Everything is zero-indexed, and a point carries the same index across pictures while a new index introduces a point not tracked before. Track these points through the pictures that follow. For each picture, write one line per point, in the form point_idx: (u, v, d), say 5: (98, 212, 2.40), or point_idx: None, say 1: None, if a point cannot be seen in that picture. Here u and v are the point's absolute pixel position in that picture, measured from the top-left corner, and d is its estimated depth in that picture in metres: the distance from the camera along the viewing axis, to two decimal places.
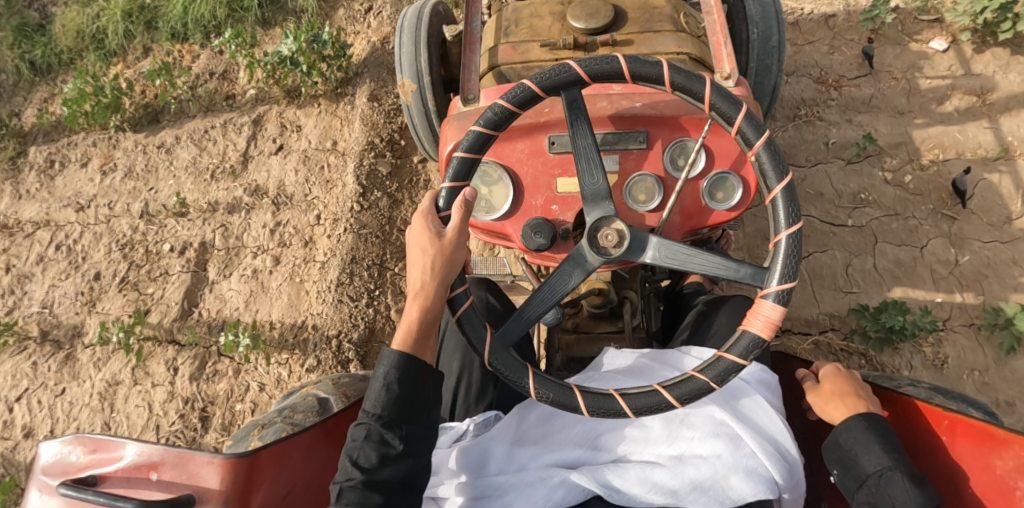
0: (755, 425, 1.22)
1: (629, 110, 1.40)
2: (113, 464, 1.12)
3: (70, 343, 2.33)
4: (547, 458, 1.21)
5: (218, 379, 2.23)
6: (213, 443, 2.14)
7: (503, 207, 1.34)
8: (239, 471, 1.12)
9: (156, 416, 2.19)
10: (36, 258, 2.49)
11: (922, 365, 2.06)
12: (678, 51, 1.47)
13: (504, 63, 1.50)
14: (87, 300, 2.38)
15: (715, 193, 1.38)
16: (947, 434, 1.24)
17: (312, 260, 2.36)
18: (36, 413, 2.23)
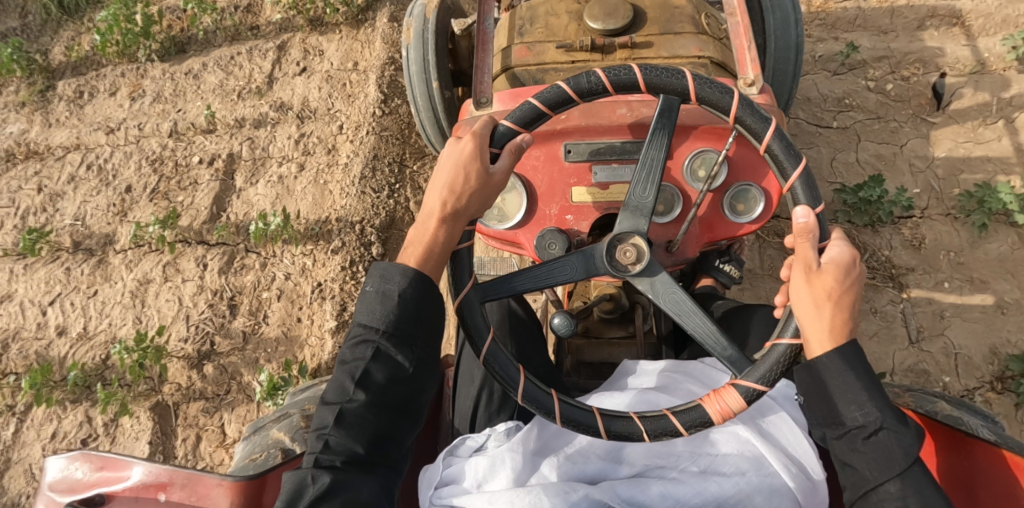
0: (779, 441, 1.26)
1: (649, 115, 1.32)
2: (120, 483, 1.11)
3: (102, 251, 2.43)
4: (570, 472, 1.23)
5: (246, 273, 2.36)
6: (242, 328, 2.28)
7: (516, 216, 1.39)
8: (249, 493, 1.13)
9: (186, 307, 2.31)
10: (67, 177, 2.56)
11: (901, 245, 2.21)
12: (700, 54, 1.50)
13: (518, 63, 1.53)
14: (119, 210, 2.47)
15: (736, 205, 1.40)
16: (966, 454, 1.24)
17: (335, 164, 2.47)
18: (69, 313, 2.34)
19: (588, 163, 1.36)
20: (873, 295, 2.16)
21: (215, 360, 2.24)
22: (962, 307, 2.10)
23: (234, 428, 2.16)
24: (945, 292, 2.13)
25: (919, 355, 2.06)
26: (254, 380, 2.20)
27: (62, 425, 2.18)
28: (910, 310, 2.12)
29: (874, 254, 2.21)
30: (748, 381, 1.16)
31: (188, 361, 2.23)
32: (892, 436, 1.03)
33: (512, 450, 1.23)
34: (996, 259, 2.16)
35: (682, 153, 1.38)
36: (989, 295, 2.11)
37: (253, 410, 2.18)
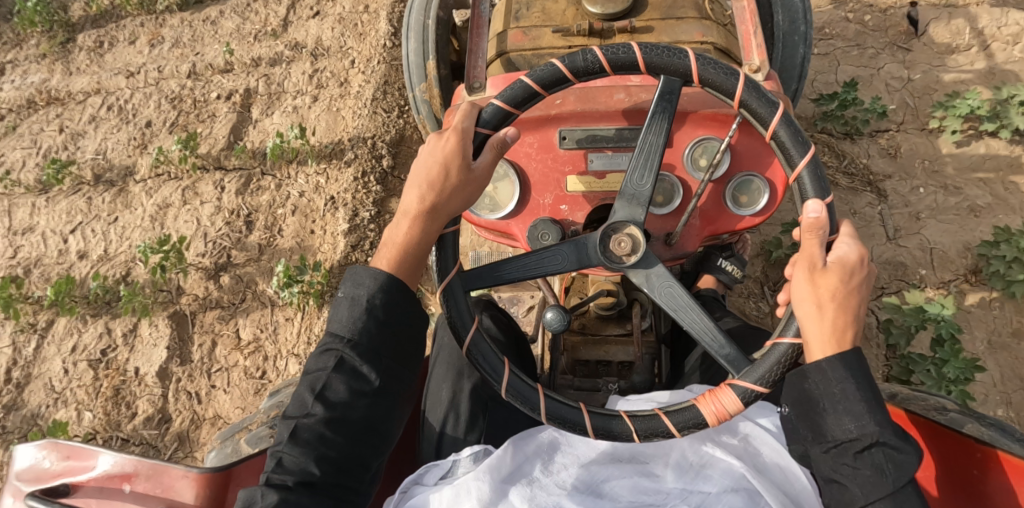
0: (750, 461, 1.27)
1: (644, 100, 1.39)
2: (86, 473, 1.18)
3: (123, 181, 2.59)
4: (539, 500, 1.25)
5: (261, 194, 2.52)
6: (257, 241, 2.44)
7: (509, 204, 1.46)
8: (212, 487, 1.19)
9: (204, 226, 2.47)
10: (89, 118, 2.74)
11: (878, 154, 2.44)
12: (702, 39, 1.52)
13: (512, 50, 1.55)
14: (139, 144, 2.64)
15: (738, 197, 1.43)
16: (978, 469, 1.25)
17: (348, 95, 2.63)
18: (91, 239, 2.48)
19: (583, 152, 1.43)
20: (852, 198, 2.39)
21: (231, 271, 2.40)
22: (938, 211, 2.31)
23: (248, 332, 2.32)
24: (920, 197, 2.35)
25: (896, 249, 2.27)
26: (267, 288, 2.37)
27: (81, 339, 2.32)
28: (887, 211, 2.34)
29: (852, 162, 2.44)
30: (747, 382, 1.18)
31: (206, 272, 2.40)
32: (892, 457, 1.02)
33: (477, 479, 1.26)
34: (967, 165, 2.36)
35: (683, 141, 1.41)
36: (962, 200, 2.31)
37: (267, 314, 2.34)
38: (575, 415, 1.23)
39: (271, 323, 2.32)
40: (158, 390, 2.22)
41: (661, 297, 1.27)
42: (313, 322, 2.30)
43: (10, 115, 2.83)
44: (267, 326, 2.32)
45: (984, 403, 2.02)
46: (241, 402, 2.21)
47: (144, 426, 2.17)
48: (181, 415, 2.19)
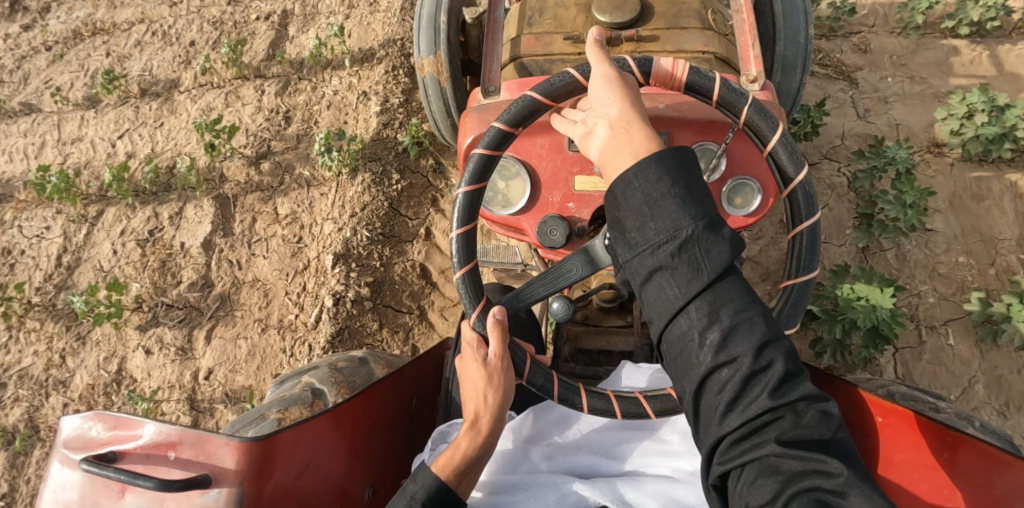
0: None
1: (656, 111, 1.40)
2: (132, 442, 1.15)
3: (168, 92, 2.74)
4: (564, 462, 1.34)
5: (298, 95, 2.67)
6: (295, 132, 2.59)
7: (520, 202, 1.44)
8: (255, 454, 1.17)
9: (246, 123, 2.63)
10: (135, 42, 2.87)
11: (850, 50, 2.60)
12: (703, 49, 1.62)
13: (526, 54, 1.66)
14: (184, 60, 2.78)
15: (732, 199, 1.40)
16: (949, 452, 1.21)
17: (378, 9, 2.77)
18: (138, 142, 2.64)
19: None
20: (827, 83, 2.56)
21: (271, 158, 2.55)
22: (905, 95, 2.49)
23: (286, 207, 2.47)
24: (889, 85, 2.52)
25: (867, 125, 2.46)
26: (304, 171, 2.51)
27: (129, 223, 2.49)
28: (858, 96, 2.51)
29: (828, 55, 2.60)
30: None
31: (248, 160, 2.55)
32: (706, 251, 0.95)
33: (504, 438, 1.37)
34: (933, 63, 2.53)
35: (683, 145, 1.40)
36: (927, 87, 2.49)
37: (304, 193, 2.48)
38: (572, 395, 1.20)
39: (307, 199, 2.47)
40: (203, 259, 2.40)
41: None
42: (346, 190, 2.43)
43: (57, 45, 2.96)
44: (304, 202, 2.47)
45: (947, 251, 2.24)
46: (279, 265, 2.37)
47: (189, 289, 2.36)
48: (222, 280, 2.37)
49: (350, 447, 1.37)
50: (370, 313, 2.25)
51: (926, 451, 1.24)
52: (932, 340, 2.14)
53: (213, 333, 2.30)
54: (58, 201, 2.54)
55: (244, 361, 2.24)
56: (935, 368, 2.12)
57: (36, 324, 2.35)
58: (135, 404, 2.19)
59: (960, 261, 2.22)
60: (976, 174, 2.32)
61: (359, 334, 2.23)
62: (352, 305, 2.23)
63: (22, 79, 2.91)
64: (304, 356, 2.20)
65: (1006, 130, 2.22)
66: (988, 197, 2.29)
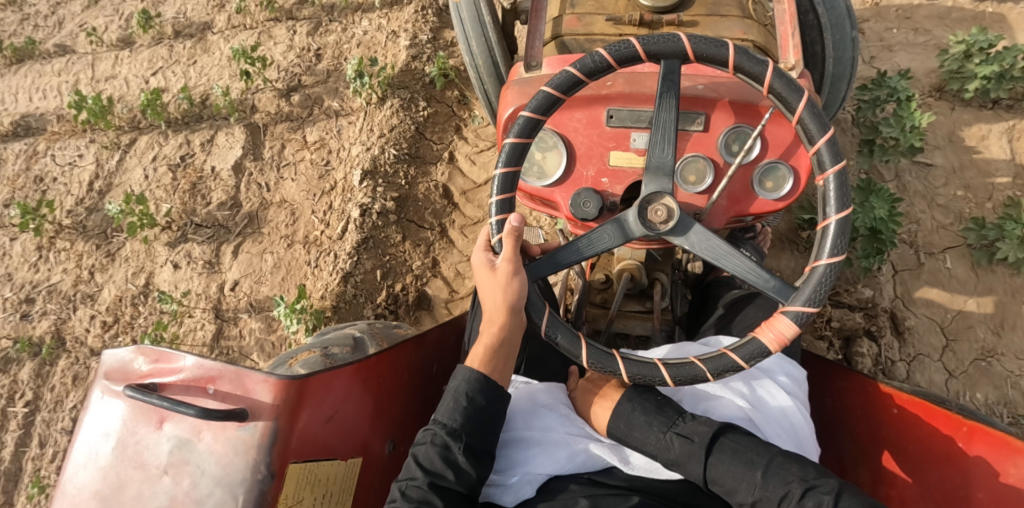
0: (779, 420, 1.31)
1: (693, 91, 1.39)
2: (173, 375, 1.27)
3: (201, 33, 2.76)
4: (573, 421, 1.35)
5: (329, 36, 2.68)
6: (325, 67, 2.61)
7: (554, 174, 1.46)
8: (293, 392, 1.28)
9: (279, 60, 2.65)
10: None
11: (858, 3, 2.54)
12: (743, 36, 1.56)
13: (567, 33, 1.61)
14: (218, 3, 2.80)
15: (764, 183, 1.40)
16: (964, 442, 1.29)
17: None
18: (171, 79, 2.69)
19: (627, 129, 1.42)
20: None
21: (302, 91, 2.58)
22: (908, 45, 2.42)
23: (315, 135, 2.52)
24: (894, 35, 2.46)
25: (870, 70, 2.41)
26: (333, 103, 2.55)
27: (161, 149, 2.57)
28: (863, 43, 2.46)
29: None
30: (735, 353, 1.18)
31: (279, 92, 2.58)
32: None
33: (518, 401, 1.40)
34: (937, 14, 2.46)
35: (717, 125, 1.39)
36: (930, 39, 2.42)
37: (332, 121, 2.53)
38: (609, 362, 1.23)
39: (335, 127, 2.52)
40: (233, 181, 2.48)
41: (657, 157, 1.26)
42: (375, 115, 2.47)
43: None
44: (333, 129, 2.52)
45: (945, 185, 2.19)
46: (307, 187, 2.44)
47: (219, 208, 2.45)
48: (251, 200, 2.45)
49: (374, 404, 1.48)
50: (394, 225, 2.32)
51: (943, 441, 1.32)
52: (929, 263, 2.11)
53: (240, 248, 2.39)
54: (92, 130, 2.64)
55: (269, 272, 2.34)
56: (932, 288, 2.08)
57: (67, 244, 2.47)
58: (163, 311, 2.31)
59: (958, 195, 2.17)
60: (976, 116, 2.26)
61: (383, 244, 2.30)
62: (377, 217, 2.30)
63: (57, 23, 2.97)
64: (330, 263, 2.27)
65: (1004, 70, 2.18)
66: (988, 138, 2.22)
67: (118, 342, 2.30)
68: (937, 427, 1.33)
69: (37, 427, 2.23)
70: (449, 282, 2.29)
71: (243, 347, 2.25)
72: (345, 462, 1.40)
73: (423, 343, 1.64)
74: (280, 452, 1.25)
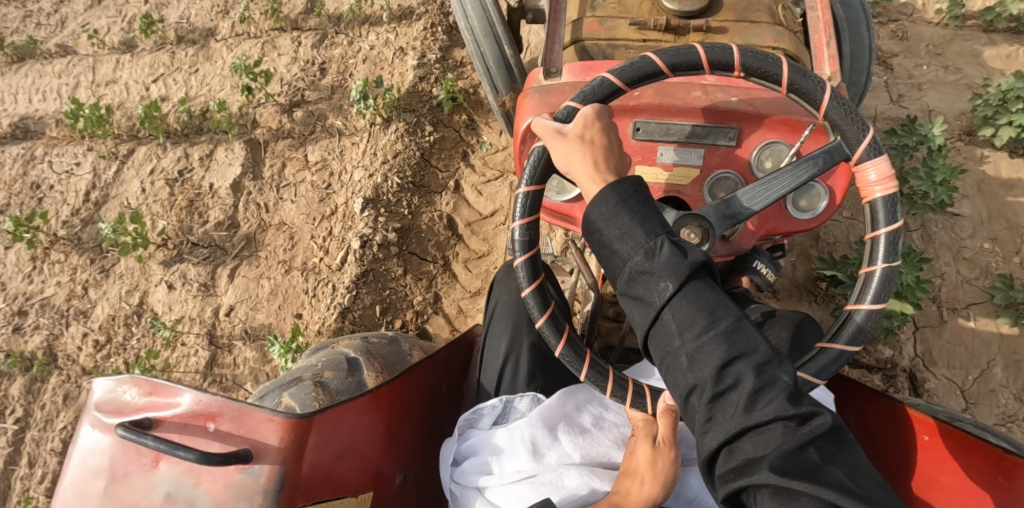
0: None
1: (728, 104, 1.31)
2: (170, 410, 1.17)
3: (204, 40, 2.74)
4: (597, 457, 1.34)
5: (334, 48, 2.66)
6: (330, 82, 2.59)
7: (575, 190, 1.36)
8: (298, 431, 1.19)
9: (282, 73, 2.63)
10: None
11: (887, 37, 2.50)
12: (774, 44, 1.55)
13: (588, 37, 1.59)
14: (222, 10, 2.78)
15: (798, 202, 1.31)
16: (1004, 477, 1.16)
17: None
18: (172, 87, 2.66)
19: (655, 143, 1.33)
20: None
21: (305, 107, 2.56)
22: (938, 84, 2.40)
23: (316, 154, 2.49)
24: (924, 72, 2.44)
25: (899, 110, 2.36)
26: (337, 121, 2.52)
27: (159, 163, 2.52)
28: (892, 81, 2.42)
29: None
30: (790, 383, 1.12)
31: (280, 107, 2.55)
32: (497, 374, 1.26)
33: (531, 426, 1.31)
34: (968, 53, 2.45)
35: (750, 143, 1.31)
36: (961, 76, 2.40)
37: (335, 141, 2.50)
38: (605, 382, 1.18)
39: (338, 147, 2.49)
40: (230, 200, 2.43)
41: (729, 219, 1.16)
42: (378, 139, 2.44)
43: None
44: (334, 150, 2.48)
45: (972, 237, 2.16)
46: (307, 210, 2.40)
47: (215, 229, 2.39)
48: (248, 220, 2.40)
49: (385, 427, 1.39)
50: (396, 258, 2.26)
51: (980, 474, 1.19)
52: (952, 320, 2.06)
53: (237, 272, 2.34)
54: (90, 138, 2.59)
55: (265, 298, 2.28)
56: (955, 347, 2.04)
57: (61, 256, 2.40)
58: (156, 334, 2.24)
59: (984, 247, 2.14)
60: (1009, 163, 2.23)
61: (383, 278, 2.24)
62: (378, 249, 2.24)
63: (59, 22, 2.92)
64: (328, 296, 2.22)
65: None
66: (1018, 186, 2.20)
67: (109, 364, 2.23)
68: (971, 457, 1.21)
69: (26, 446, 2.14)
70: (451, 320, 2.24)
71: (237, 376, 2.19)
72: (357, 495, 1.31)
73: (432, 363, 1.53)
74: (289, 495, 1.18)
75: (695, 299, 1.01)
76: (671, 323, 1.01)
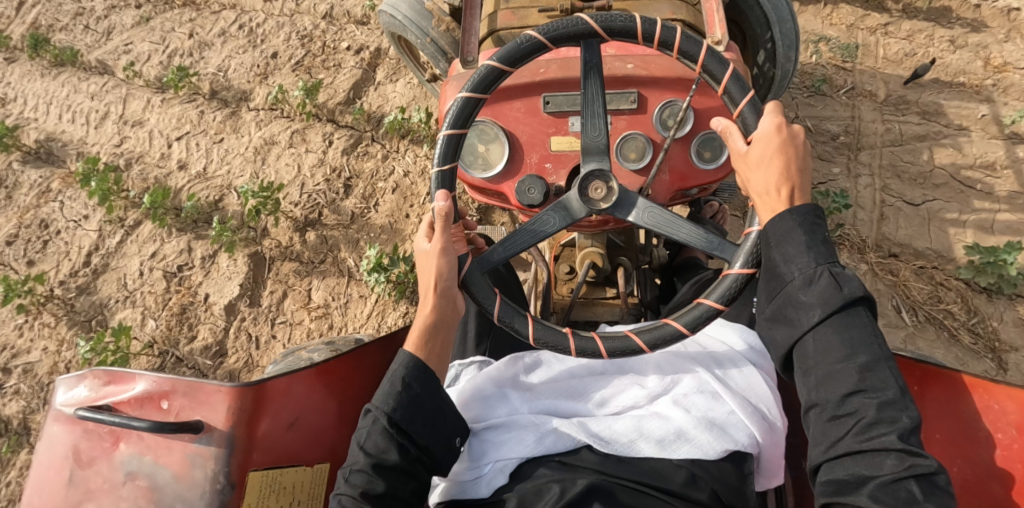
0: (742, 393, 1.20)
1: (623, 70, 1.39)
2: (124, 394, 1.17)
3: (236, 104, 2.46)
4: (541, 405, 1.23)
5: (367, 160, 2.30)
6: (352, 208, 2.21)
7: (500, 165, 1.39)
8: (247, 400, 1.19)
9: (303, 175, 2.27)
10: (219, 32, 2.64)
11: (1013, 321, 1.93)
12: (672, 16, 1.59)
13: (503, 28, 1.65)
14: (261, 72, 2.51)
15: (702, 152, 1.35)
16: (919, 385, 1.23)
17: None
18: (193, 152, 2.37)
19: (566, 114, 1.38)
20: (970, 360, 1.89)
21: (318, 229, 2.18)
22: None
23: (319, 295, 2.07)
24: None
25: None
26: (349, 258, 2.13)
27: (161, 248, 2.16)
28: None
29: (983, 321, 1.93)
30: (735, 268, 1.10)
31: (294, 223, 2.18)
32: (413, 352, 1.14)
33: (481, 385, 1.27)
34: None
35: (650, 105, 1.36)
36: None
37: (342, 283, 2.09)
38: (561, 340, 1.14)
39: (344, 294, 2.07)
40: (222, 322, 2.02)
41: (657, 222, 1.18)
42: (388, 312, 2.03)
43: (149, 5, 2.76)
44: (340, 295, 2.07)
45: None
46: None
47: (200, 353, 1.99)
48: (236, 353, 1.99)
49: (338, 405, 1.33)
50: None
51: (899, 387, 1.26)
52: None
53: None
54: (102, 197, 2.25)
55: None
56: None
57: (50, 320, 2.04)
58: None
59: None
60: None
61: None
62: None
63: (105, 31, 2.70)
64: None
65: None
66: None
67: None
68: None
69: None
70: None
71: None
72: (314, 466, 1.27)
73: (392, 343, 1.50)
74: (242, 462, 1.16)
75: (791, 234, 1.01)
76: (865, 386, 0.94)
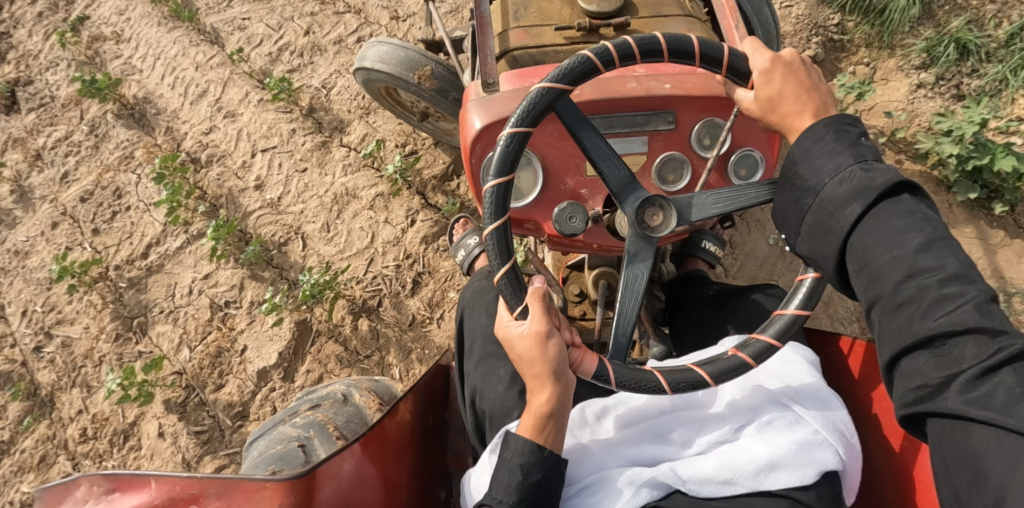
0: (819, 410, 1.01)
1: (659, 92, 1.11)
2: (139, 501, 0.92)
3: (330, 133, 2.00)
4: (625, 453, 1.01)
5: (445, 256, 1.83)
6: (415, 311, 1.78)
7: (533, 194, 1.14)
8: (299, 495, 0.93)
9: (376, 249, 1.84)
10: (335, 38, 2.12)
11: None
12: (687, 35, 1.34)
13: (517, 47, 1.32)
14: (365, 105, 2.02)
15: (737, 170, 1.13)
16: None
17: None
18: (273, 172, 1.96)
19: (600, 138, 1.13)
20: None
21: (374, 318, 1.78)
22: None
23: None
24: None
25: None
26: (395, 368, 1.73)
27: (216, 273, 1.85)
28: None
29: None
30: (788, 312, 0.97)
31: (351, 303, 1.79)
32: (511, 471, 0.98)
33: None
34: None
35: (682, 124, 1.13)
36: None
37: None
38: (603, 367, 0.94)
39: None
40: (252, 385, 1.71)
41: (724, 204, 0.99)
42: None
43: None
44: None
45: None
46: None
47: (223, 407, 1.70)
48: (258, 422, 1.68)
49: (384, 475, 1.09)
50: None
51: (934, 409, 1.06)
52: None
53: None
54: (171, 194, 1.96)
55: None
56: None
57: (98, 301, 1.87)
58: None
59: None
60: None
61: None
62: None
63: None
64: None
65: None
66: None
67: None
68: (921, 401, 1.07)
69: None
70: None
71: None
72: None
73: (411, 390, 1.21)
74: None
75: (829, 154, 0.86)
76: (939, 284, 0.76)
